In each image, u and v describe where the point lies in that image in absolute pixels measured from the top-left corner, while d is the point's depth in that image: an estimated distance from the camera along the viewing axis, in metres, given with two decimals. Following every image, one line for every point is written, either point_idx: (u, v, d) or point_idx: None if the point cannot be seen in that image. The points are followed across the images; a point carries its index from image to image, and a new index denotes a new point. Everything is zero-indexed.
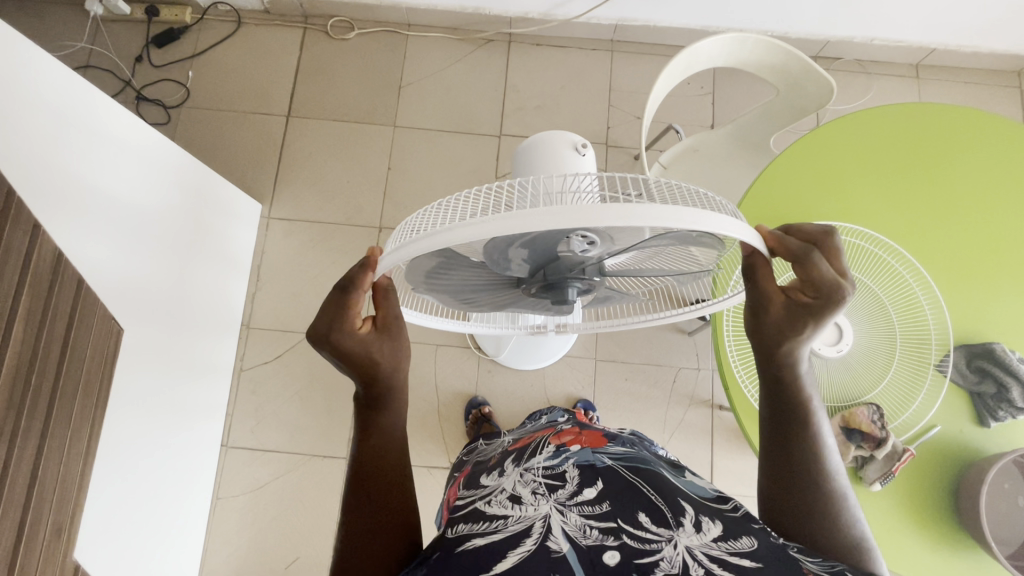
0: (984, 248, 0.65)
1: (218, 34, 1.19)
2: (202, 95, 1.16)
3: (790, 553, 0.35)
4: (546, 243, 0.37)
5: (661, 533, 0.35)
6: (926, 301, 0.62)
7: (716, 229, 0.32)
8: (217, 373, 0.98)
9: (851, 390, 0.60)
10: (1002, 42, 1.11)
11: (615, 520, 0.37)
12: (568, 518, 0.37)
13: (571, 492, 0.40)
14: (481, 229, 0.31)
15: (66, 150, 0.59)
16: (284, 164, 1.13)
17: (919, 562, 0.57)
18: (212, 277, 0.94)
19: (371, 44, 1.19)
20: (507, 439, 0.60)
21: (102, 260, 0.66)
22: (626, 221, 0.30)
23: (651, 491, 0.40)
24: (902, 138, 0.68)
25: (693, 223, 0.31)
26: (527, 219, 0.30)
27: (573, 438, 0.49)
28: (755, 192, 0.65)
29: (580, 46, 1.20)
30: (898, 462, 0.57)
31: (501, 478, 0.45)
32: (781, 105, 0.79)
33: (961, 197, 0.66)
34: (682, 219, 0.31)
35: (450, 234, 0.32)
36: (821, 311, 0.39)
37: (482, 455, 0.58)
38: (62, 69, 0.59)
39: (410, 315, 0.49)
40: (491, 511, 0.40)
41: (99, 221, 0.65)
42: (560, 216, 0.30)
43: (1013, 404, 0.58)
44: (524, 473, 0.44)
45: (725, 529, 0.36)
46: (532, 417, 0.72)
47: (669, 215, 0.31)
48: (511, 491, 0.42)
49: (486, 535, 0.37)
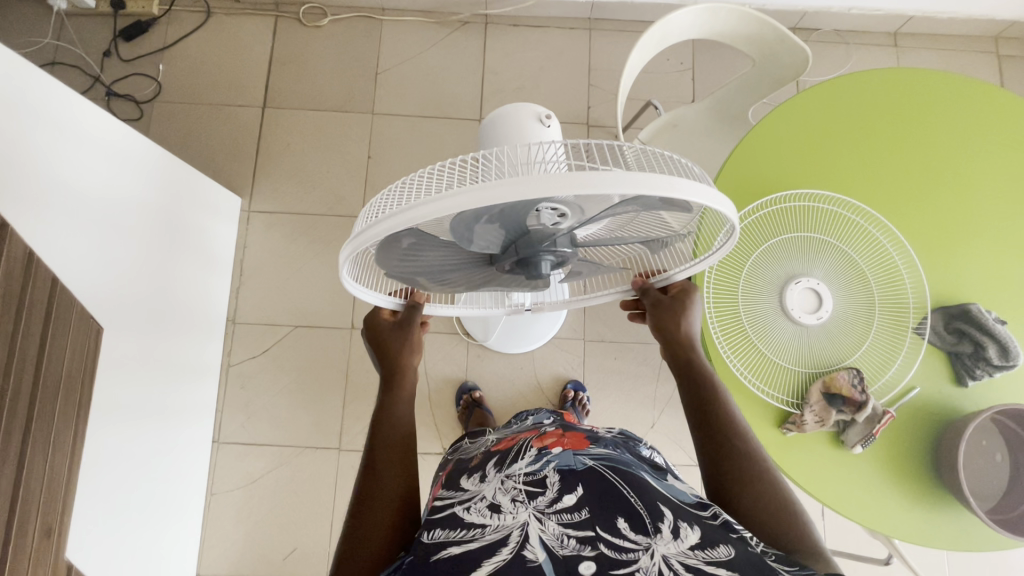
0: (958, 211, 0.65)
1: (187, 26, 1.16)
2: (175, 89, 1.13)
3: (767, 562, 0.35)
4: (516, 219, 0.37)
5: (639, 541, 0.37)
6: (903, 264, 0.63)
7: (699, 198, 0.33)
8: (204, 371, 0.97)
9: (831, 355, 0.61)
10: (979, 8, 1.10)
11: (593, 528, 0.38)
12: (546, 527, 0.38)
13: (550, 500, 0.41)
14: (448, 203, 0.31)
15: (33, 148, 0.58)
16: (262, 156, 1.11)
17: (901, 523, 0.58)
18: (193, 274, 0.92)
19: (345, 31, 1.17)
20: (491, 439, 0.60)
21: (77, 260, 0.64)
22: (609, 188, 0.30)
23: (631, 495, 0.41)
24: (877, 103, 0.68)
25: (681, 193, 0.32)
26: (494, 193, 0.30)
27: (556, 440, 0.49)
28: (731, 163, 0.66)
29: (557, 25, 1.18)
30: (878, 426, 0.57)
31: (481, 483, 0.46)
32: (757, 75, 0.78)
33: (935, 160, 0.66)
34: (672, 187, 0.32)
35: (416, 212, 0.32)
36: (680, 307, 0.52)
37: (465, 454, 0.58)
38: (28, 68, 0.57)
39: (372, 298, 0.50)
40: (469, 519, 0.40)
41: (72, 219, 0.63)
42: (547, 185, 0.30)
43: (989, 361, 0.59)
44: (504, 481, 0.44)
45: (703, 537, 0.37)
46: (517, 418, 0.72)
47: (645, 183, 0.31)
48: (490, 500, 0.42)
49: (462, 543, 0.38)
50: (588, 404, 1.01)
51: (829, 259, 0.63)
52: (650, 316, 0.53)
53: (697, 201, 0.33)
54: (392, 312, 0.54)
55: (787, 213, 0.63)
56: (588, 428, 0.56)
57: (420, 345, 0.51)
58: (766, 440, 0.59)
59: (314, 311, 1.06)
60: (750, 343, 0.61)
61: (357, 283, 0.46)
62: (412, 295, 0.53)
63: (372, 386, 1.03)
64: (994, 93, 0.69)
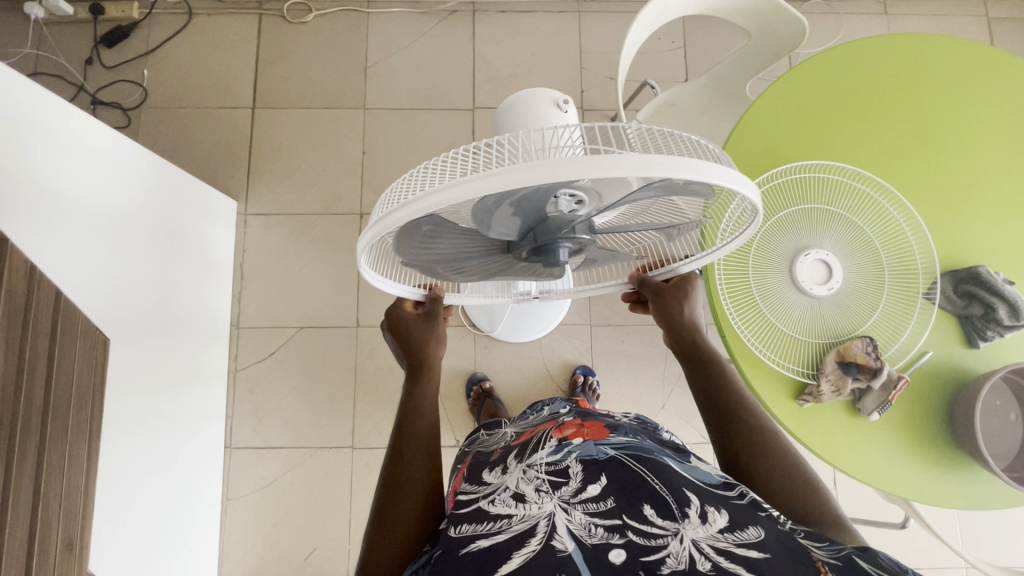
0: (961, 175, 0.65)
1: (169, 29, 1.14)
2: (162, 94, 1.11)
3: (797, 542, 0.35)
4: (534, 206, 0.36)
5: (667, 527, 0.36)
6: (910, 231, 0.63)
7: (725, 179, 0.33)
8: (212, 378, 0.97)
9: (844, 325, 0.61)
10: None
11: (620, 517, 0.38)
12: (572, 516, 0.38)
13: (575, 489, 0.40)
14: (470, 186, 0.30)
15: (26, 162, 0.57)
16: (255, 158, 1.10)
17: (922, 486, 0.59)
18: (194, 282, 0.91)
19: (331, 26, 1.15)
20: (509, 432, 0.60)
21: (80, 271, 0.64)
22: (637, 171, 0.30)
23: (655, 481, 0.40)
24: (875, 70, 0.68)
25: (707, 175, 0.32)
26: (522, 176, 0.30)
27: (575, 430, 0.49)
28: (734, 140, 0.65)
29: (545, 9, 1.17)
30: (894, 391, 0.58)
31: (503, 475, 0.45)
32: (754, 49, 0.78)
33: (936, 125, 0.66)
34: (697, 169, 0.31)
35: (440, 197, 0.31)
36: (677, 293, 0.53)
37: (484, 447, 0.58)
38: (13, 75, 0.55)
39: (390, 290, 0.49)
40: (494, 511, 0.40)
41: (73, 229, 0.63)
42: (574, 167, 0.29)
43: (1000, 322, 0.60)
44: (526, 471, 0.44)
45: (731, 520, 0.37)
46: (533, 408, 0.72)
47: (675, 166, 0.31)
48: (514, 490, 0.42)
49: (490, 535, 0.38)
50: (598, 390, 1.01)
51: (837, 229, 0.63)
52: (652, 302, 0.54)
53: (721, 183, 0.33)
54: (412, 306, 0.53)
55: (794, 185, 0.63)
56: (605, 416, 0.56)
57: (443, 337, 0.52)
58: (781, 412, 0.60)
59: (319, 312, 1.05)
60: (762, 316, 0.61)
61: (376, 279, 0.46)
62: (432, 288, 0.54)
63: (381, 383, 1.03)
64: (988, 54, 0.69)
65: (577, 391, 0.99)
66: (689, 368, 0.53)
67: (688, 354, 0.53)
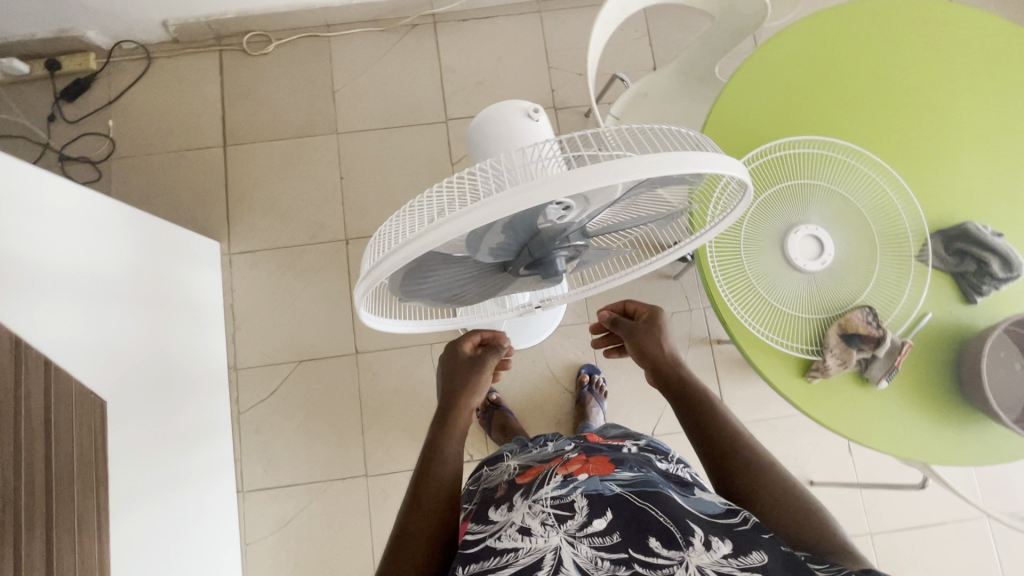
0: (937, 134, 0.66)
1: (130, 75, 1.12)
2: (130, 143, 1.10)
3: (798, 561, 0.38)
4: (523, 222, 0.36)
5: (672, 556, 0.40)
6: (896, 195, 0.63)
7: (712, 167, 0.32)
8: (216, 424, 0.95)
9: (842, 297, 0.61)
10: None
11: (626, 550, 0.42)
12: (579, 550, 0.42)
13: (580, 523, 0.44)
14: (461, 223, 0.30)
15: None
16: (233, 196, 1.08)
17: (938, 448, 0.59)
18: (186, 330, 0.90)
19: (293, 54, 1.13)
20: (512, 463, 0.60)
21: (67, 338, 0.62)
22: (630, 173, 0.29)
23: (659, 514, 0.43)
24: (840, 40, 0.68)
25: (695, 167, 0.31)
26: (512, 202, 0.29)
27: (580, 466, 0.51)
28: (711, 127, 0.65)
29: (506, 13, 1.16)
30: (900, 356, 0.57)
31: (510, 510, 0.47)
32: (719, 32, 0.77)
33: (906, 86, 0.67)
34: (684, 162, 0.31)
35: (431, 237, 0.30)
36: (645, 332, 0.59)
37: (489, 482, 0.58)
38: None
39: (402, 328, 0.48)
40: (502, 545, 0.43)
41: (52, 296, 0.61)
42: (562, 185, 0.29)
43: (995, 276, 0.60)
44: (532, 505, 0.46)
45: (734, 546, 0.40)
46: (536, 444, 0.71)
47: (665, 163, 0.30)
48: (520, 523, 0.45)
49: (498, 570, 0.41)
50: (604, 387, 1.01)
51: (823, 202, 0.63)
52: (629, 342, 0.59)
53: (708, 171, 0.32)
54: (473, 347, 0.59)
55: (775, 163, 0.63)
56: (611, 449, 0.56)
57: (482, 388, 0.56)
58: (791, 392, 0.60)
59: (317, 344, 1.04)
60: (761, 298, 0.61)
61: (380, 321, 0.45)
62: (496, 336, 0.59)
63: (389, 408, 1.02)
64: (946, 9, 0.70)
65: (584, 391, 0.99)
66: (678, 405, 0.55)
67: (676, 392, 0.56)
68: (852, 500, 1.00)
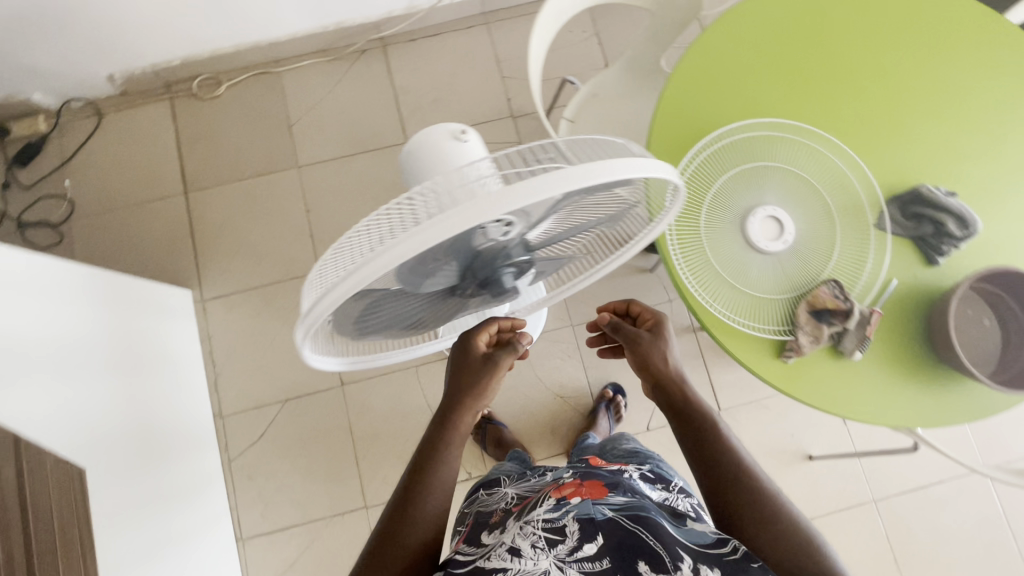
0: (881, 101, 0.67)
1: (82, 133, 1.10)
2: (90, 200, 1.08)
3: None
4: (459, 246, 0.35)
5: None
6: (847, 167, 0.64)
7: (634, 171, 0.32)
8: (208, 475, 0.94)
9: (806, 274, 0.62)
10: None
11: None
12: (567, 574, 0.45)
13: (571, 547, 0.47)
14: (385, 257, 0.29)
15: None
16: (200, 242, 1.07)
17: (923, 408, 0.60)
18: (164, 384, 0.88)
19: (245, 93, 1.13)
20: (509, 491, 0.62)
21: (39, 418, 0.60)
22: (543, 192, 0.29)
23: (650, 540, 0.46)
24: (777, 19, 0.68)
25: (613, 173, 0.31)
26: (432, 232, 0.29)
27: (574, 490, 0.54)
28: (661, 119, 0.65)
29: (453, 28, 1.17)
30: (869, 327, 0.59)
31: (501, 534, 0.51)
32: (659, 25, 0.78)
33: (846, 58, 0.68)
34: (603, 171, 0.31)
35: (359, 275, 0.30)
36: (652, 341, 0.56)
37: (485, 507, 0.61)
38: None
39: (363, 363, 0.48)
40: (492, 565, 0.46)
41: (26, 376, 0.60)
42: (479, 210, 0.29)
43: (952, 236, 0.61)
44: (523, 527, 0.50)
45: None
46: (533, 469, 0.72)
47: (583, 174, 0.30)
48: (510, 544, 0.48)
49: None
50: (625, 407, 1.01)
51: (778, 182, 0.64)
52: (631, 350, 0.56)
53: (628, 175, 0.32)
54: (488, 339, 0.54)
55: (724, 150, 0.64)
56: (610, 472, 0.60)
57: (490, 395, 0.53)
58: (768, 373, 0.60)
59: (301, 380, 1.03)
60: (726, 284, 0.61)
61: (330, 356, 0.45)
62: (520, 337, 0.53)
63: (381, 436, 1.01)
64: None
65: (600, 404, 1.00)
66: (678, 424, 0.56)
67: (678, 410, 0.55)
68: (851, 468, 1.01)
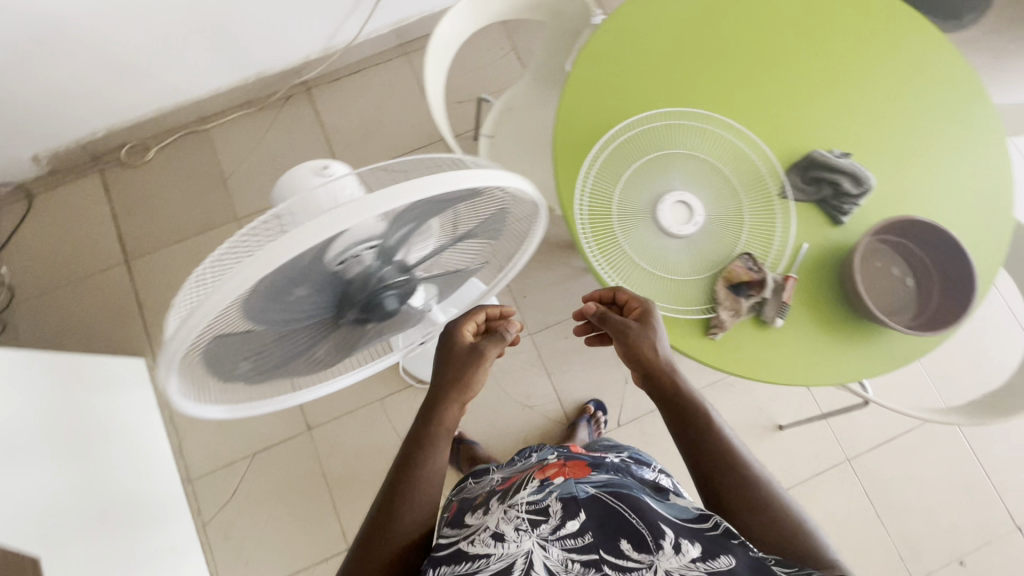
0: (771, 78, 0.69)
1: (14, 217, 1.10)
2: (30, 282, 1.07)
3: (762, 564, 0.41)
4: (308, 272, 0.38)
5: (642, 558, 0.42)
6: (744, 145, 0.67)
7: (452, 186, 0.35)
8: (184, 541, 0.92)
9: (714, 253, 0.64)
10: None
11: (597, 550, 0.43)
12: (552, 552, 0.43)
13: (552, 526, 0.45)
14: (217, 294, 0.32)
15: None
16: (148, 307, 1.07)
17: (862, 363, 0.62)
18: (121, 457, 0.86)
19: (175, 153, 1.13)
20: (495, 475, 0.63)
21: None
22: (351, 216, 0.32)
23: (633, 516, 0.46)
24: (661, 12, 0.71)
25: (427, 189, 0.34)
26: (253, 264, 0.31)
27: (557, 470, 0.54)
28: (563, 125, 0.67)
29: (374, 62, 1.19)
30: (785, 293, 0.61)
31: (485, 515, 0.50)
32: (557, 33, 0.81)
33: (731, 41, 0.70)
34: (412, 189, 0.33)
35: (200, 312, 0.32)
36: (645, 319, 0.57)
37: (470, 493, 0.61)
38: None
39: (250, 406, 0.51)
40: (473, 550, 0.45)
41: None
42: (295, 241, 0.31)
43: (849, 195, 0.64)
44: (506, 511, 0.48)
45: (703, 549, 0.42)
46: (523, 455, 0.73)
47: (395, 195, 0.33)
48: (494, 529, 0.46)
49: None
50: (604, 425, 1.04)
51: (680, 167, 0.66)
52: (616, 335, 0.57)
53: (442, 189, 0.35)
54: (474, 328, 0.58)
55: (619, 148, 0.66)
56: (595, 458, 0.62)
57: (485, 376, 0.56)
58: (695, 350, 0.61)
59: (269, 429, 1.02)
60: (629, 261, 0.63)
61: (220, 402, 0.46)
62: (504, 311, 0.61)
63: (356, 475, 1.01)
64: None
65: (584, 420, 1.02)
66: (669, 413, 0.56)
67: (672, 404, 0.55)
68: (821, 428, 1.03)
